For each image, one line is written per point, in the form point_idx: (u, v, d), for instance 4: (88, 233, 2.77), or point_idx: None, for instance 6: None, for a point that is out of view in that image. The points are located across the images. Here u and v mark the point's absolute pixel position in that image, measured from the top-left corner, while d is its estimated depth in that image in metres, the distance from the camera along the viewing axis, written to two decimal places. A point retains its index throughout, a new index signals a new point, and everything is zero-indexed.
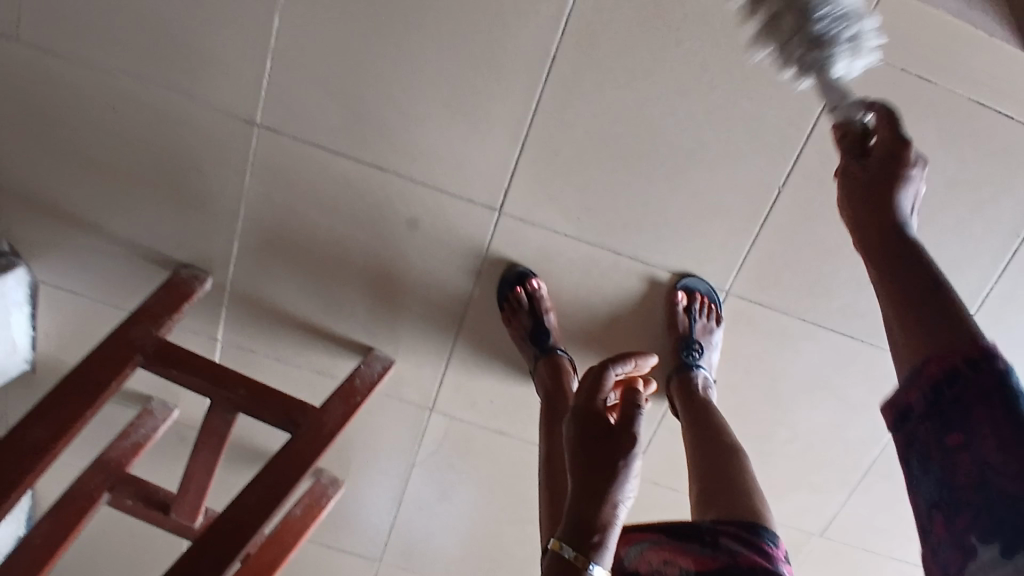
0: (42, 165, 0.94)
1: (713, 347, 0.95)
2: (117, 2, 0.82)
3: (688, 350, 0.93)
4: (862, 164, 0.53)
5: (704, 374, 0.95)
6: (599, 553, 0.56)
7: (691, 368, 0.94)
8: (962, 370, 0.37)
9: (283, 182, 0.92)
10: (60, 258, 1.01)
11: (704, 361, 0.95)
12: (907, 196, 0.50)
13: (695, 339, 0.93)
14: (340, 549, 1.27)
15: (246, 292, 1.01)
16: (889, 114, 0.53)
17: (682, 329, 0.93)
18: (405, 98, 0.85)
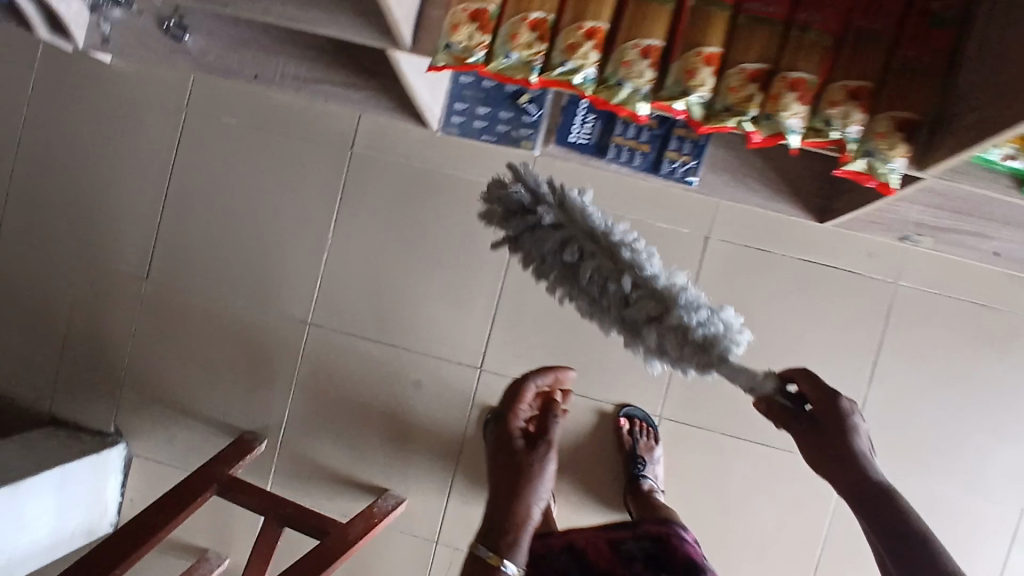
0: (155, 363, 1.33)
1: (655, 461, 1.20)
2: (230, 254, 1.32)
3: (634, 463, 1.18)
4: (810, 421, 0.73)
5: (650, 482, 1.18)
6: (511, 554, 0.72)
7: (638, 478, 1.18)
8: None
9: (325, 359, 1.29)
10: (153, 434, 1.33)
11: (648, 472, 1.19)
12: (861, 440, 0.72)
13: (638, 453, 1.19)
14: None
15: (292, 450, 1.30)
16: (810, 377, 0.74)
17: (628, 447, 1.20)
18: (412, 295, 1.27)
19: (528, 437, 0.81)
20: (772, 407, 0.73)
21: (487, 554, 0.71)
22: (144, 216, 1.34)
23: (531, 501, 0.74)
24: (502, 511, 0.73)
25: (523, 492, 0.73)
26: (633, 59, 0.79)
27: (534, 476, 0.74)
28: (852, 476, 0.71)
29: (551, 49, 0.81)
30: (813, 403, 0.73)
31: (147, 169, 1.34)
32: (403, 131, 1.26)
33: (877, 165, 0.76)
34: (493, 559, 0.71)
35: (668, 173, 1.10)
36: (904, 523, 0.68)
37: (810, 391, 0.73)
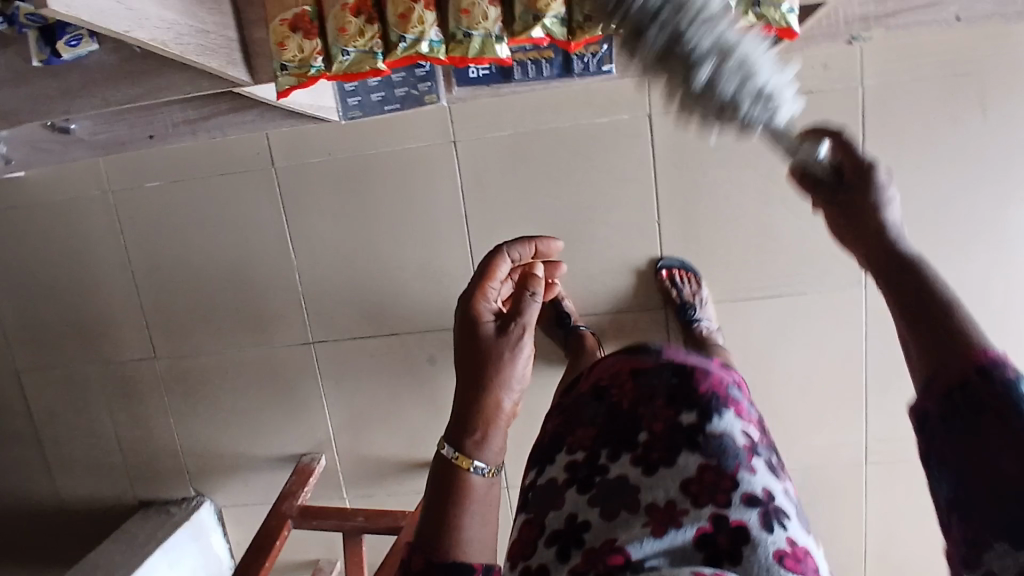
0: (201, 426, 1.41)
1: (704, 303, 1.18)
2: (214, 308, 1.34)
3: (684, 311, 1.17)
4: (843, 195, 0.56)
5: (705, 326, 1.17)
6: (480, 451, 0.62)
7: (692, 322, 1.17)
8: (972, 377, 0.48)
9: (342, 368, 1.33)
10: (229, 484, 1.44)
11: (701, 313, 1.17)
12: (889, 208, 0.56)
13: (686, 300, 1.17)
14: None
15: (351, 455, 1.38)
16: (855, 158, 0.55)
17: (675, 297, 1.18)
18: (392, 283, 1.28)
19: (501, 319, 0.68)
20: (806, 178, 0.56)
21: (454, 456, 0.62)
22: (124, 305, 1.37)
23: (501, 395, 0.64)
24: (467, 399, 0.64)
25: (494, 382, 0.64)
26: (470, 4, 0.71)
27: (507, 360, 0.65)
28: (864, 232, 0.56)
29: (384, 27, 0.74)
30: (851, 176, 0.55)
31: (105, 262, 1.35)
32: (313, 130, 1.21)
33: (767, 11, 0.71)
34: (460, 462, 0.61)
35: (582, 69, 1.00)
36: (953, 319, 0.51)
37: (848, 162, 0.55)
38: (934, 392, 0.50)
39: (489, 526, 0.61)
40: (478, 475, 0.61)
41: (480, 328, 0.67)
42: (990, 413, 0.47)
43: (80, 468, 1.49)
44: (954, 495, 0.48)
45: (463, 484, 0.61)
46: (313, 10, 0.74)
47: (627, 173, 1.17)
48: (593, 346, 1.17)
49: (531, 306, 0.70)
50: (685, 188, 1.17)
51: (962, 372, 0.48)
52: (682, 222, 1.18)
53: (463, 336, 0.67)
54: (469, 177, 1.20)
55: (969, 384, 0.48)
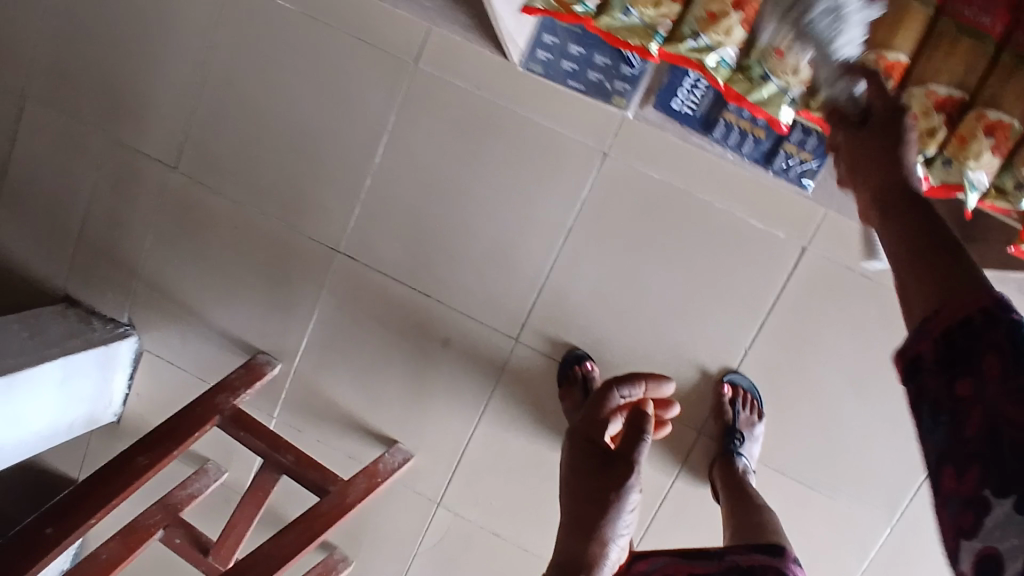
0: (174, 262, 1.25)
1: (754, 439, 1.07)
2: (260, 159, 1.18)
3: (730, 438, 1.06)
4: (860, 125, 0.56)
5: (745, 462, 1.06)
6: None
7: (732, 455, 1.05)
8: (977, 319, 0.41)
9: (353, 295, 1.19)
10: (166, 334, 1.27)
11: (744, 450, 1.06)
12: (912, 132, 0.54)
13: (738, 428, 1.05)
14: None
15: (306, 379, 1.23)
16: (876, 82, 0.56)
17: (727, 419, 1.06)
18: (454, 247, 1.14)
19: (613, 458, 0.77)
20: (836, 111, 0.59)
21: None
22: (172, 100, 1.19)
23: (606, 541, 0.69)
24: (575, 543, 0.69)
25: (601, 527, 0.69)
26: (789, 50, 0.60)
27: (609, 506, 0.71)
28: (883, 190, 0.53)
29: (681, 12, 0.62)
30: (875, 103, 0.56)
31: (182, 43, 1.17)
32: (477, 55, 1.07)
33: None
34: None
35: (780, 168, 0.91)
36: (974, 280, 0.43)
37: (875, 98, 0.56)
38: (927, 338, 0.43)
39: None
40: None
41: (595, 465, 0.77)
42: (991, 351, 0.39)
43: (24, 226, 1.29)
44: (949, 452, 0.40)
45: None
46: None
47: (748, 288, 1.06)
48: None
49: (638, 447, 0.75)
50: (792, 335, 1.07)
51: (970, 310, 0.42)
52: (765, 364, 1.08)
53: (572, 474, 0.78)
54: (596, 198, 1.08)
55: (973, 322, 0.41)
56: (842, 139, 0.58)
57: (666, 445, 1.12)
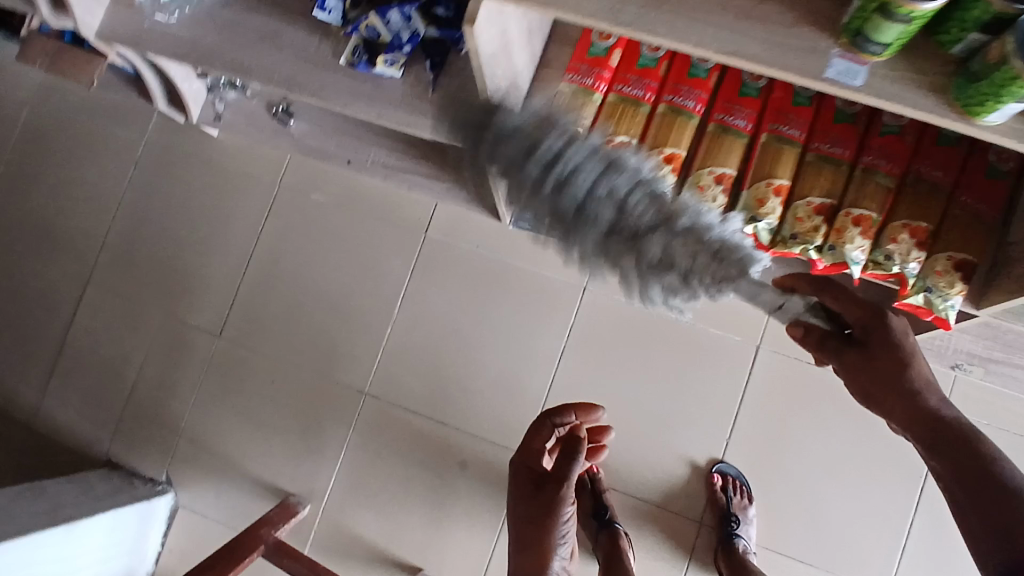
0: (213, 418, 1.39)
1: (748, 521, 1.19)
2: (295, 320, 1.39)
3: (727, 521, 1.18)
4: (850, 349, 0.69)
5: (744, 543, 1.17)
6: None
7: (732, 537, 1.17)
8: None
9: (377, 431, 1.34)
10: (202, 487, 1.37)
11: (742, 531, 1.18)
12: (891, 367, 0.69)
13: (732, 512, 1.18)
14: None
15: (334, 516, 1.33)
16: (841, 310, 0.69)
17: (722, 504, 1.19)
18: (465, 377, 1.33)
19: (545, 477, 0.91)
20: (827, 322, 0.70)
21: None
22: (220, 278, 1.43)
23: (551, 556, 0.87)
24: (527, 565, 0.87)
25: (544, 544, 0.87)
26: (707, 185, 0.87)
27: (546, 524, 0.87)
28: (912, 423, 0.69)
29: None
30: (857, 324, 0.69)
31: (230, 233, 1.44)
32: (475, 221, 1.35)
33: (936, 300, 0.84)
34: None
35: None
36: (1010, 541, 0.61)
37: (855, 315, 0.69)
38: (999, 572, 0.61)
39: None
40: None
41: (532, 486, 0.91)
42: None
43: (75, 399, 1.45)
44: None
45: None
46: (584, 132, 0.90)
47: (719, 387, 1.25)
48: (626, 548, 1.16)
49: (570, 467, 0.88)
50: (764, 423, 1.24)
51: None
52: (747, 453, 1.24)
53: (519, 501, 0.91)
54: (582, 325, 1.30)
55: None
56: (838, 362, 0.70)
57: (671, 539, 1.23)
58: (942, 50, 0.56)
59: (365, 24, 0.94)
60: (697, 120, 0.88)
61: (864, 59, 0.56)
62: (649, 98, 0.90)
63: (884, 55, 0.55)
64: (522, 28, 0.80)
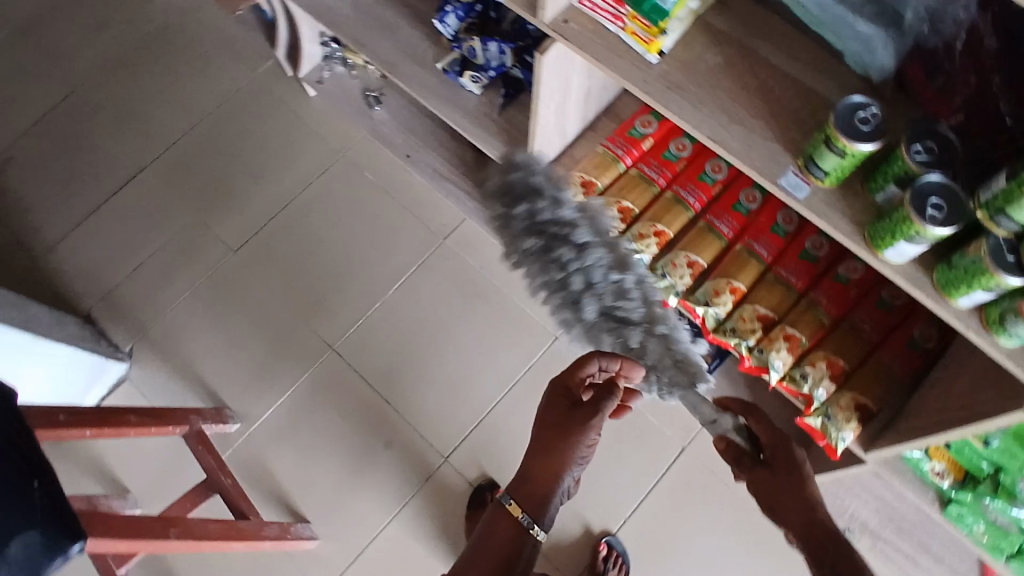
0: (189, 316, 1.48)
1: None
2: (302, 264, 1.52)
3: None
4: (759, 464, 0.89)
5: None
6: (533, 512, 0.89)
7: None
8: None
9: (327, 385, 1.42)
10: (151, 371, 1.44)
11: None
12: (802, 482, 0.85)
13: None
14: None
15: (254, 443, 1.38)
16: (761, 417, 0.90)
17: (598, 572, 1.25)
18: (423, 370, 1.43)
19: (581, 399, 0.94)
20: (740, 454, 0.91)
21: (508, 503, 0.89)
22: (257, 204, 1.57)
23: (564, 471, 0.91)
24: (538, 472, 0.92)
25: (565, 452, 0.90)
26: (681, 264, 1.02)
27: (575, 440, 0.90)
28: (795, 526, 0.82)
29: (626, 229, 1.06)
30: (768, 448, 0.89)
31: (285, 174, 1.60)
32: (487, 247, 1.51)
33: (830, 426, 0.95)
34: (511, 508, 0.88)
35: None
36: None
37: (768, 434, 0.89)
38: None
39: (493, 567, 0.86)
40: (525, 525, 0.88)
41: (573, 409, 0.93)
42: None
43: (83, 253, 1.54)
44: None
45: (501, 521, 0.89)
46: (601, 188, 1.08)
47: (637, 469, 1.34)
48: None
49: (607, 402, 0.92)
50: (664, 517, 1.31)
51: None
52: (638, 537, 1.30)
53: (548, 414, 0.94)
54: (539, 369, 1.42)
55: None
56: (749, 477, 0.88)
57: None
58: (867, 194, 0.74)
59: (468, 47, 1.15)
60: (691, 214, 1.06)
61: (810, 181, 0.74)
62: (661, 183, 1.08)
63: (825, 181, 0.74)
64: (580, 89, 1.02)
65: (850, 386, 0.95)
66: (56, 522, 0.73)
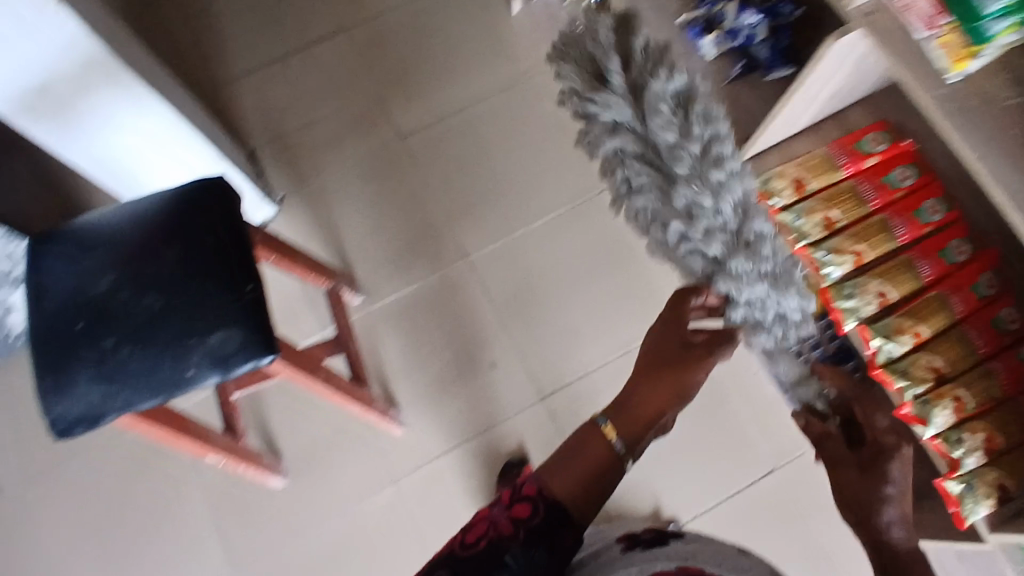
0: (343, 183, 1.51)
1: None
2: (460, 169, 1.52)
3: None
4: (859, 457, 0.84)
5: None
6: (626, 438, 0.82)
7: None
8: None
9: (453, 291, 1.44)
10: (297, 224, 1.49)
11: None
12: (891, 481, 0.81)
13: None
14: (186, 546, 1.29)
15: (370, 323, 1.42)
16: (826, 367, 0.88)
17: None
18: (545, 309, 1.43)
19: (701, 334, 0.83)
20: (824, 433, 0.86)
21: (605, 423, 0.82)
22: (434, 98, 1.57)
23: (665, 408, 0.84)
24: (639, 403, 0.84)
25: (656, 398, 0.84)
26: (871, 290, 1.00)
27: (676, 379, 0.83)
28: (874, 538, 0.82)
29: (825, 238, 1.03)
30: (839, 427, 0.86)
31: (468, 78, 1.59)
32: None
33: (967, 497, 0.93)
34: (607, 430, 0.82)
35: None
36: None
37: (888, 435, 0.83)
38: None
39: (583, 481, 0.78)
40: (618, 448, 0.81)
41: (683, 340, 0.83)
42: None
43: (262, 93, 1.58)
44: None
45: (597, 441, 0.81)
46: (813, 190, 1.05)
47: (723, 473, 1.32)
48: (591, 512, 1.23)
49: (722, 349, 0.82)
50: (735, 528, 1.29)
51: None
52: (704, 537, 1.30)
53: (654, 341, 0.85)
54: None
55: None
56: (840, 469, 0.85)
57: None
58: None
59: (719, 10, 1.11)
60: (894, 245, 1.02)
61: None
62: (873, 205, 1.04)
63: None
64: (835, 87, 0.99)
65: (1000, 464, 0.93)
66: (254, 326, 0.76)
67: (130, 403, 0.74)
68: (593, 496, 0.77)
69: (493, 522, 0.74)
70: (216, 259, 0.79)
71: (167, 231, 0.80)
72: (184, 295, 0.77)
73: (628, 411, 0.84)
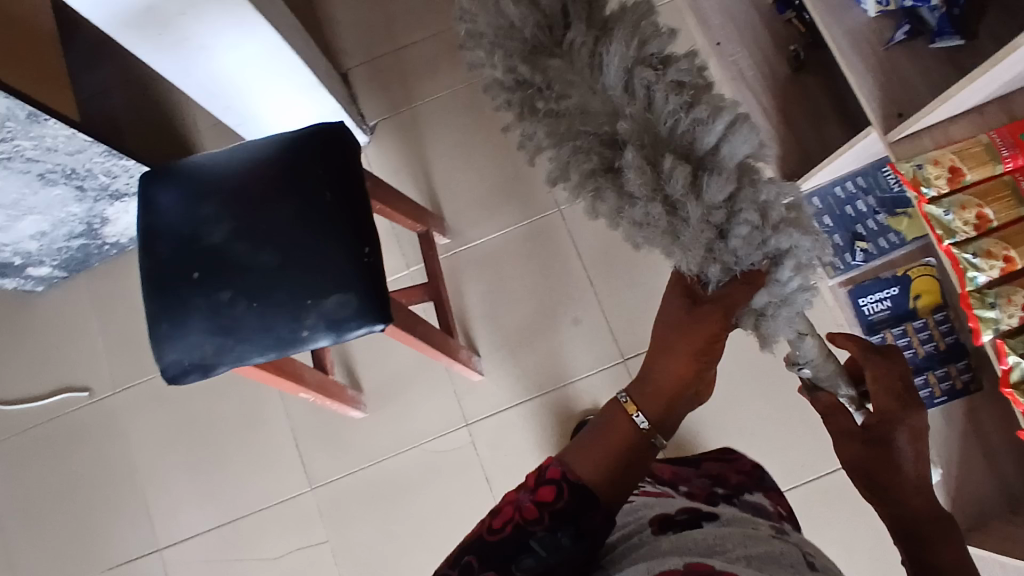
0: (437, 115, 1.44)
1: None
2: None
3: None
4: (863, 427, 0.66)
5: None
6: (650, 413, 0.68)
7: None
8: None
9: (541, 239, 1.38)
10: (388, 155, 1.44)
11: None
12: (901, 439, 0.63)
13: None
14: (265, 465, 1.34)
15: (455, 266, 1.39)
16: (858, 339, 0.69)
17: None
18: (636, 267, 1.35)
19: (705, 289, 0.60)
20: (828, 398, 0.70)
21: (624, 401, 0.70)
22: None
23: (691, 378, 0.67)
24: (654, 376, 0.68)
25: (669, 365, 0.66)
26: (1018, 302, 0.89)
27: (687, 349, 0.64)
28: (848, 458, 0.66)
29: (974, 238, 0.94)
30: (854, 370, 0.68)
31: None
32: None
33: None
34: (627, 408, 0.69)
35: (917, 387, 1.14)
36: None
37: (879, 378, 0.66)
38: None
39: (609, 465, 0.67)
40: (640, 426, 0.68)
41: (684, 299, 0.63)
42: None
43: (360, 11, 1.50)
44: None
45: (619, 421, 0.69)
46: (968, 183, 0.95)
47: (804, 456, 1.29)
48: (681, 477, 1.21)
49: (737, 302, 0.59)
50: None
51: None
52: None
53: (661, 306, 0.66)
54: None
55: None
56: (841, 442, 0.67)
57: None
58: None
59: None
60: None
61: None
62: None
63: None
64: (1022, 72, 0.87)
65: None
66: (370, 293, 0.75)
67: (243, 356, 0.75)
68: (620, 471, 0.67)
69: (518, 506, 0.66)
70: (329, 220, 0.76)
71: (274, 178, 0.77)
72: (299, 252, 0.75)
73: (651, 379, 0.69)
